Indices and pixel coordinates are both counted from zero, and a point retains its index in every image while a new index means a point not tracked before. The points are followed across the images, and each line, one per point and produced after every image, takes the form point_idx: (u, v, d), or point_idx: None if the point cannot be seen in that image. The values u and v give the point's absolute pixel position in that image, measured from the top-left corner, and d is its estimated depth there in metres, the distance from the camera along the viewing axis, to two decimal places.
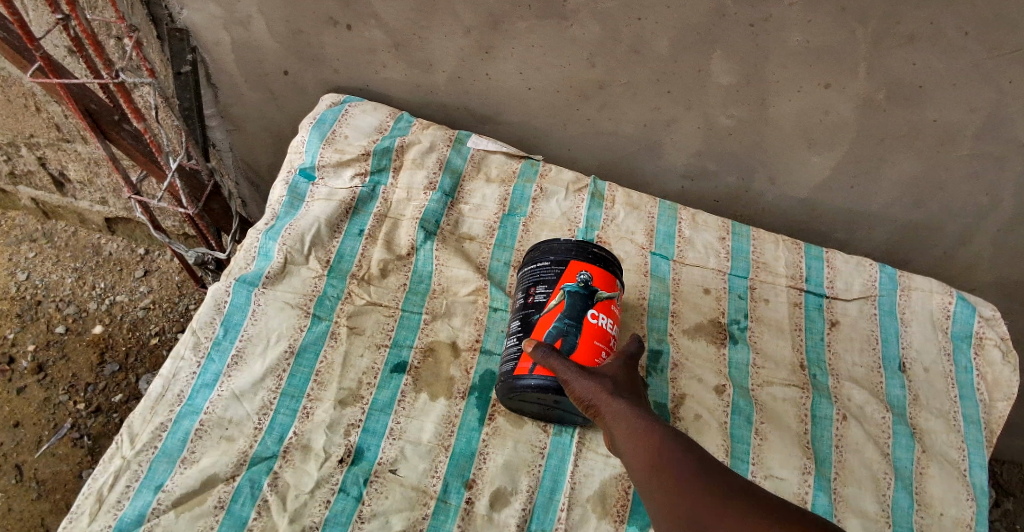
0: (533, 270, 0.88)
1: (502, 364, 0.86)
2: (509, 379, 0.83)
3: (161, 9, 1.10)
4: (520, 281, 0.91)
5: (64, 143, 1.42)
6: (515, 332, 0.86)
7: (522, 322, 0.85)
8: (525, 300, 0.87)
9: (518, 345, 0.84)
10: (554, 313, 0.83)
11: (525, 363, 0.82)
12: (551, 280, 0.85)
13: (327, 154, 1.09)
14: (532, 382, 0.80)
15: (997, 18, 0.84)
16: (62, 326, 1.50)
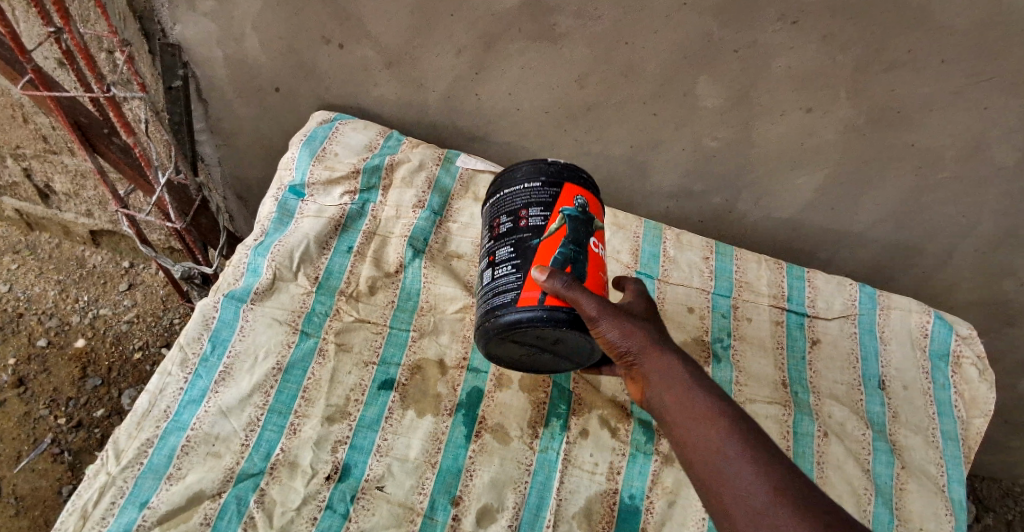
0: (519, 191, 0.79)
1: (492, 296, 0.77)
2: (509, 312, 0.74)
3: (154, 24, 1.11)
4: (498, 203, 0.81)
5: (50, 155, 1.41)
6: (505, 261, 0.77)
7: (516, 249, 0.76)
8: (515, 225, 0.78)
9: (516, 275, 0.75)
10: (558, 237, 0.75)
11: (531, 296, 0.73)
12: (547, 201, 0.77)
13: (318, 171, 1.09)
14: (544, 315, 0.72)
15: (972, 47, 0.87)
16: (44, 339, 1.49)
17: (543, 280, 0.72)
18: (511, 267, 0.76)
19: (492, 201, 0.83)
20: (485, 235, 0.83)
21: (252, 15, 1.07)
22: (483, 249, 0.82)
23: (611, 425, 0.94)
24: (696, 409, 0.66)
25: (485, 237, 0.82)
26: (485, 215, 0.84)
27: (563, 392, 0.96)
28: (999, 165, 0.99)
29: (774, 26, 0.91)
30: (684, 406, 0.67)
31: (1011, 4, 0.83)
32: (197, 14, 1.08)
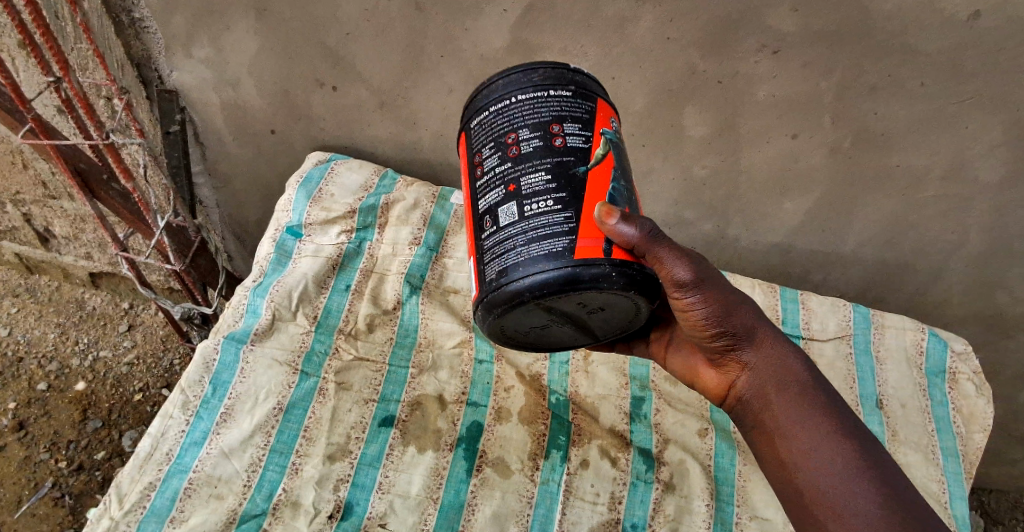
0: (544, 100, 0.63)
1: (530, 246, 0.59)
2: (565, 267, 0.58)
3: (151, 71, 1.14)
4: (510, 114, 0.63)
5: (49, 199, 1.43)
6: (541, 194, 0.60)
7: (556, 179, 0.60)
8: (547, 145, 0.61)
9: (563, 215, 0.59)
10: (606, 169, 0.62)
11: (590, 245, 0.59)
12: (585, 118, 0.63)
13: (315, 212, 1.12)
14: (613, 276, 0.59)
15: (951, 71, 0.88)
16: (44, 383, 1.49)
17: (614, 225, 0.60)
18: (554, 203, 0.60)
19: (494, 109, 0.65)
20: (487, 156, 0.64)
21: (247, 59, 1.09)
22: (487, 176, 0.64)
23: (611, 455, 0.95)
24: (808, 414, 0.67)
25: (486, 158, 0.64)
26: (481, 129, 0.65)
27: (562, 423, 0.97)
28: (984, 183, 1.00)
29: (756, 57, 0.93)
30: (795, 409, 0.68)
31: (985, 26, 0.83)
32: (192, 60, 1.11)
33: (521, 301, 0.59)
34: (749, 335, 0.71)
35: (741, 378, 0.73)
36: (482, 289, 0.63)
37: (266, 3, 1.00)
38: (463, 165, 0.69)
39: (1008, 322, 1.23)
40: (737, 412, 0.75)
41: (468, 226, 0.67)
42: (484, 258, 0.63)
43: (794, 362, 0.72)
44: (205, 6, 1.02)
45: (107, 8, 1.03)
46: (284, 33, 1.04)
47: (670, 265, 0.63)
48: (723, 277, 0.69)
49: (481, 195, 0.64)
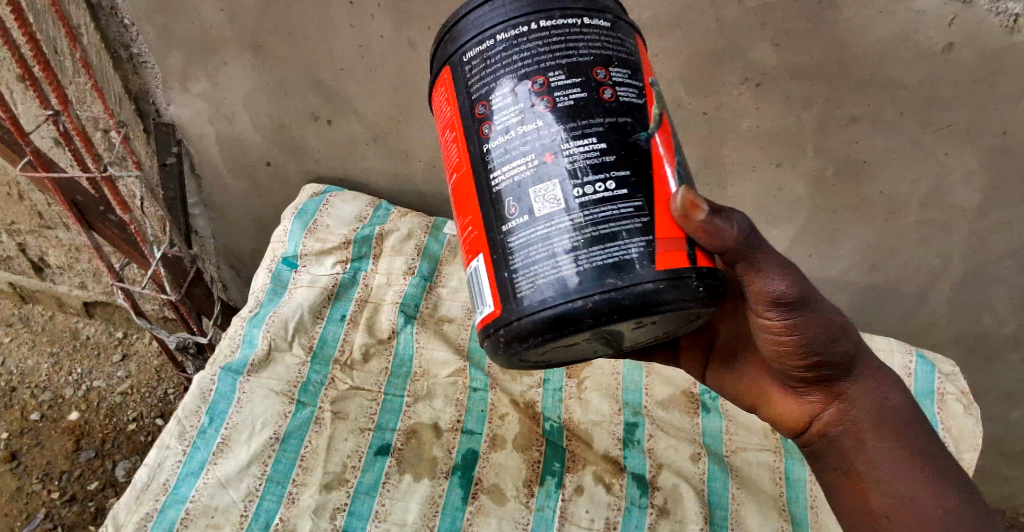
0: (581, 36, 0.54)
1: (589, 234, 0.49)
2: (643, 268, 0.49)
3: (148, 105, 1.16)
4: (538, 55, 0.53)
5: (45, 230, 1.44)
6: (598, 171, 0.50)
7: (616, 152, 0.51)
8: (595, 100, 0.52)
9: (632, 202, 0.51)
10: (664, 137, 0.55)
11: (670, 248, 0.50)
12: (627, 61, 0.55)
13: (310, 243, 1.14)
14: (700, 292, 0.51)
15: (928, 101, 0.90)
16: (37, 413, 1.49)
17: (704, 224, 0.53)
18: (618, 185, 0.51)
19: (513, 41, 0.54)
20: (507, 113, 0.53)
21: (242, 94, 1.11)
22: (511, 141, 0.52)
23: (606, 480, 0.96)
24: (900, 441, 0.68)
25: (505, 117, 0.53)
26: (492, 73, 0.54)
27: (557, 450, 0.98)
28: (965, 207, 1.01)
29: (739, 89, 0.96)
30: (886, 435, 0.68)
31: (959, 58, 0.85)
32: (189, 94, 1.13)
33: (581, 325, 0.49)
34: (846, 367, 0.69)
35: (829, 413, 0.71)
36: (512, 303, 0.51)
37: (261, 39, 1.03)
38: (456, 122, 0.56)
39: (995, 345, 1.23)
40: (819, 448, 0.73)
41: (476, 209, 0.54)
42: (515, 257, 0.51)
43: (894, 402, 0.70)
44: (202, 42, 1.05)
45: (106, 43, 1.07)
46: (279, 68, 1.06)
47: (767, 278, 0.61)
48: (826, 301, 0.66)
49: (502, 167, 0.53)
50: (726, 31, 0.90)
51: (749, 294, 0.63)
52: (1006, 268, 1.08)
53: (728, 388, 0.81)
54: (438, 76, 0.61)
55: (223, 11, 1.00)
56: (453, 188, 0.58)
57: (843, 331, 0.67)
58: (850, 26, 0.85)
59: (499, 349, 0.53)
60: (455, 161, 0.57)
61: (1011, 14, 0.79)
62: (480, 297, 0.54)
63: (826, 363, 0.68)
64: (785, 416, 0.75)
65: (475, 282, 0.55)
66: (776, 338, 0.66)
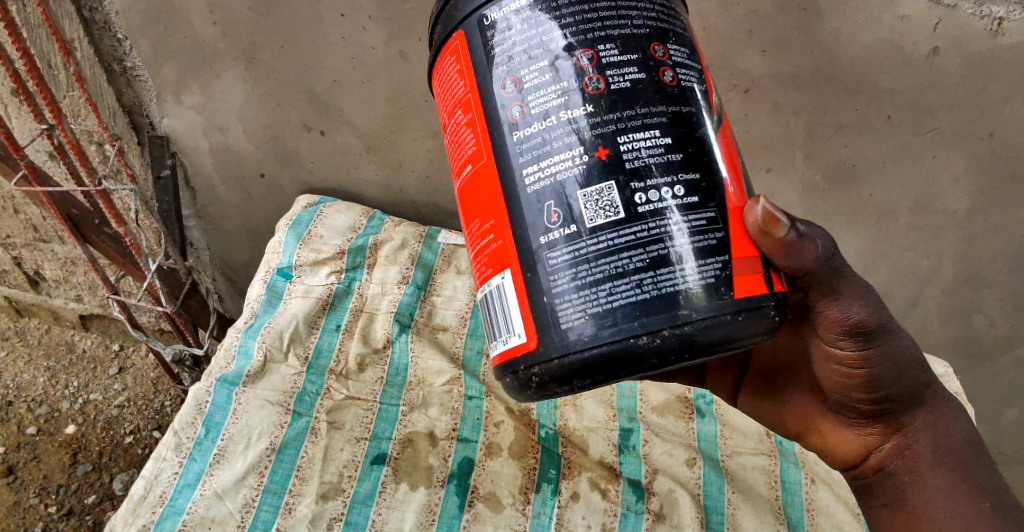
0: (632, 4, 0.51)
1: (659, 252, 0.46)
2: (721, 295, 0.47)
3: (142, 118, 1.17)
4: (586, 24, 0.49)
5: (40, 243, 1.44)
6: (665, 172, 0.48)
7: (682, 150, 0.49)
8: (654, 83, 0.49)
9: (703, 211, 0.48)
10: (721, 132, 0.53)
11: (748, 271, 0.49)
12: (679, 37, 0.52)
13: (304, 253, 1.14)
14: (774, 322, 0.50)
15: (915, 104, 0.91)
16: (34, 427, 1.49)
17: (780, 242, 0.51)
18: (687, 191, 0.48)
19: (558, 6, 0.50)
20: (550, 94, 0.49)
21: (236, 106, 1.12)
22: (557, 129, 0.48)
23: (601, 486, 0.96)
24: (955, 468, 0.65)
25: (548, 98, 0.49)
26: (532, 45, 0.50)
27: (552, 457, 0.98)
28: (954, 210, 1.02)
29: (728, 96, 0.96)
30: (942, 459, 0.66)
31: (945, 62, 0.86)
32: (183, 107, 1.14)
33: (647, 362, 0.46)
34: (914, 397, 0.66)
35: (886, 446, 0.68)
36: (559, 332, 0.47)
37: (254, 52, 1.04)
38: (479, 101, 0.52)
39: (988, 345, 1.22)
40: (874, 482, 0.70)
41: (508, 211, 0.50)
42: (564, 273, 0.47)
43: (957, 436, 0.67)
44: (196, 55, 1.06)
45: (100, 57, 1.07)
46: (272, 80, 1.07)
47: (844, 307, 0.59)
48: (901, 330, 0.63)
49: (545, 160, 0.48)
50: (714, 39, 0.91)
51: (821, 321, 0.61)
52: (999, 269, 1.09)
53: (770, 412, 0.78)
54: (446, 40, 0.55)
55: (216, 24, 1.01)
56: (469, 180, 0.53)
57: (915, 362, 0.64)
58: (835, 33, 0.86)
59: (532, 384, 0.50)
60: (471, 149, 0.52)
61: (994, 17, 0.80)
62: (510, 325, 0.51)
63: (892, 395, 0.65)
64: (837, 447, 0.72)
65: (502, 305, 0.51)
66: (844, 369, 0.63)
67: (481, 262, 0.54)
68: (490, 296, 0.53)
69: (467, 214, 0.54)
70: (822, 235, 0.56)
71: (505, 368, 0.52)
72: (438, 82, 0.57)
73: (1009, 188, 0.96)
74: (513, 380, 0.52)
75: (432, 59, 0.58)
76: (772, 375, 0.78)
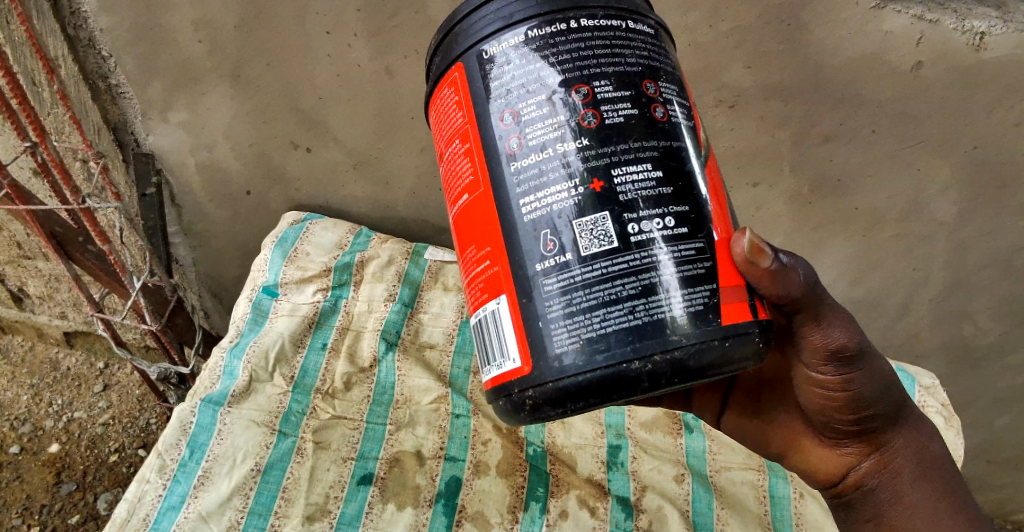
0: (626, 42, 0.51)
1: (652, 280, 0.46)
2: (709, 320, 0.47)
3: (128, 135, 1.16)
4: (582, 61, 0.49)
5: (24, 260, 1.43)
6: (655, 204, 0.48)
7: (672, 184, 0.49)
8: (646, 119, 0.49)
9: (692, 242, 0.48)
10: (708, 167, 0.53)
11: (735, 299, 0.49)
12: (670, 75, 0.53)
13: (290, 271, 1.14)
14: (759, 347, 0.50)
15: (900, 116, 0.92)
16: (17, 446, 1.47)
17: (766, 271, 0.52)
18: (677, 222, 0.48)
19: (553, 41, 0.50)
20: (547, 127, 0.49)
21: (223, 123, 1.12)
22: (553, 161, 0.48)
23: (590, 504, 0.96)
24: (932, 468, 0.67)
25: (544, 131, 0.49)
26: (529, 79, 0.50)
27: (540, 475, 0.98)
28: (941, 220, 1.02)
29: (713, 111, 0.97)
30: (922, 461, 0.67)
31: (929, 75, 0.86)
32: (169, 124, 1.13)
33: (638, 386, 0.46)
34: (893, 416, 0.67)
35: (867, 464, 0.68)
36: (552, 358, 0.47)
37: (240, 70, 1.04)
38: (477, 132, 0.51)
39: (977, 356, 1.22)
40: (856, 500, 0.70)
41: (503, 238, 0.50)
42: (558, 299, 0.47)
43: (934, 451, 0.68)
44: (182, 73, 1.05)
45: (85, 74, 1.07)
46: (258, 98, 1.07)
47: (827, 331, 0.60)
48: (880, 352, 0.64)
49: (540, 191, 0.48)
50: (700, 55, 0.91)
51: (804, 345, 0.62)
52: (985, 280, 1.09)
53: (755, 433, 0.78)
54: (445, 71, 0.55)
55: (202, 42, 1.01)
56: (466, 209, 0.53)
57: (893, 383, 0.65)
58: (820, 47, 0.87)
59: (526, 408, 0.49)
60: (469, 178, 0.52)
61: (976, 32, 0.81)
62: (504, 350, 0.50)
63: (874, 415, 0.65)
64: (819, 466, 0.72)
65: (497, 330, 0.51)
66: (826, 392, 0.64)
67: (475, 287, 0.53)
68: (485, 320, 0.52)
69: (462, 241, 0.54)
70: (805, 265, 0.57)
71: (499, 391, 0.52)
72: (435, 113, 0.57)
73: (994, 197, 0.97)
74: (506, 403, 0.51)
75: (431, 90, 0.58)
76: (758, 392, 0.77)
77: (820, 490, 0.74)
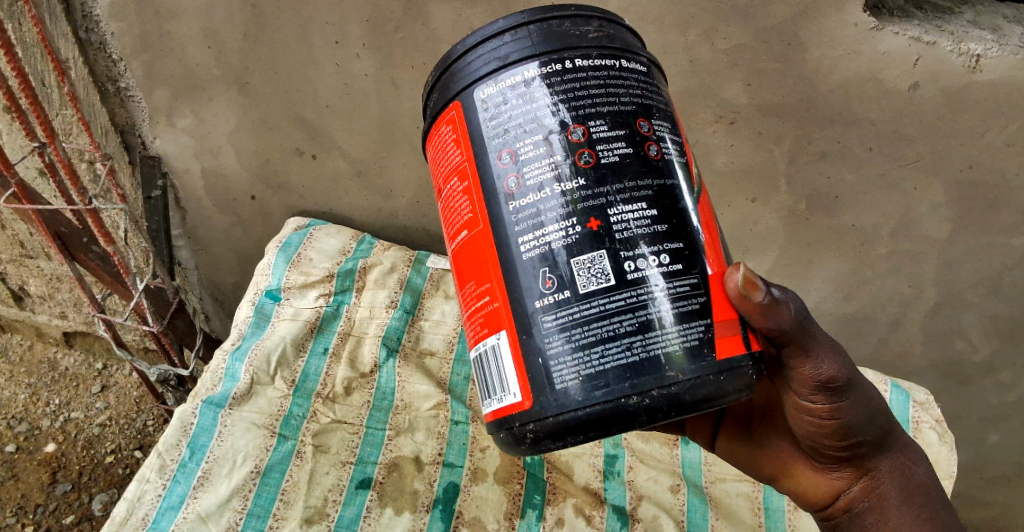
0: (620, 81, 0.53)
1: (648, 318, 0.48)
2: (705, 355, 0.49)
3: (134, 138, 1.17)
4: (577, 101, 0.51)
5: (26, 260, 1.44)
6: (651, 242, 0.49)
7: (667, 221, 0.50)
8: (641, 158, 0.51)
9: (686, 278, 0.50)
10: (701, 202, 0.55)
11: (728, 332, 0.51)
12: (662, 112, 0.55)
13: (293, 276, 1.15)
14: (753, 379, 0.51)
15: (895, 135, 0.93)
16: (13, 445, 1.47)
17: (758, 305, 0.53)
18: (672, 259, 0.50)
19: (550, 81, 0.51)
20: (544, 167, 0.50)
21: (228, 129, 1.13)
22: (551, 200, 0.50)
23: (586, 513, 0.97)
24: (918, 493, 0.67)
25: (541, 171, 0.50)
26: (527, 119, 0.51)
27: (537, 482, 0.99)
28: (934, 239, 1.04)
29: (712, 127, 0.99)
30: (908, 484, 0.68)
31: (923, 96, 0.89)
32: (175, 128, 1.15)
33: (636, 420, 0.48)
34: (880, 442, 0.68)
35: (856, 488, 0.69)
36: (553, 392, 0.48)
37: (247, 77, 1.05)
38: (476, 170, 0.53)
39: (968, 373, 1.23)
40: (844, 523, 0.71)
41: (503, 275, 0.51)
42: (557, 336, 0.49)
43: (920, 477, 0.69)
44: (190, 78, 1.07)
45: (94, 77, 1.08)
46: (264, 105, 1.08)
47: (817, 363, 0.62)
48: (868, 381, 0.66)
49: (538, 230, 0.50)
50: (699, 73, 0.93)
51: (795, 376, 0.63)
52: (977, 297, 1.10)
53: (748, 459, 0.79)
54: (442, 109, 0.57)
55: (211, 49, 1.03)
56: (465, 244, 0.54)
57: (880, 410, 0.67)
58: (817, 66, 0.89)
59: (526, 441, 0.51)
60: (468, 214, 0.54)
61: (972, 54, 0.84)
62: (506, 384, 0.51)
63: (862, 441, 0.67)
64: (810, 490, 0.73)
65: (497, 365, 0.52)
66: (816, 419, 0.66)
67: (475, 321, 0.54)
68: (485, 354, 0.53)
69: (461, 276, 0.55)
70: (795, 298, 0.58)
71: (500, 424, 0.53)
72: (433, 150, 0.58)
73: (987, 216, 0.99)
74: (507, 436, 0.52)
75: (428, 127, 0.59)
76: (748, 418, 0.79)
77: (811, 513, 0.76)
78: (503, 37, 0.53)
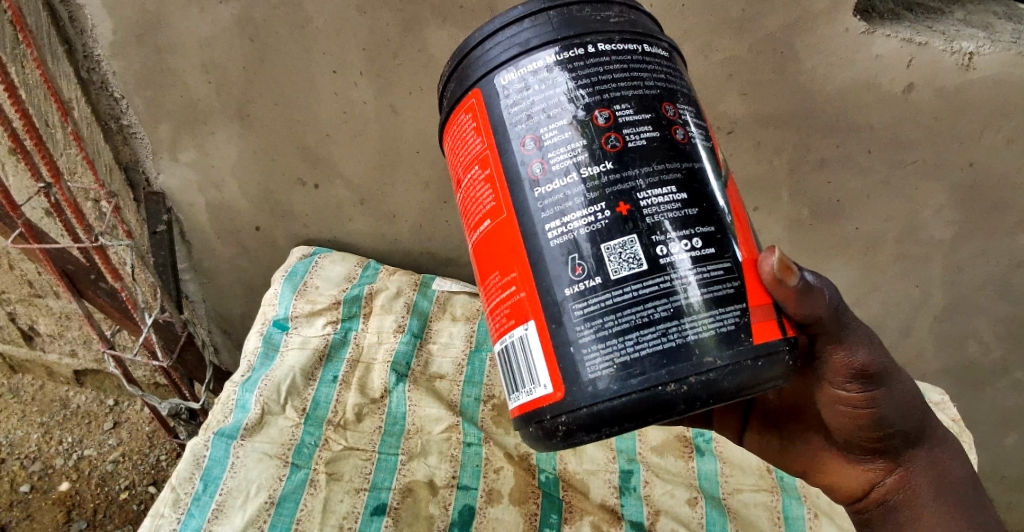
0: (643, 65, 0.53)
1: (687, 300, 0.48)
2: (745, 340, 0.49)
3: (138, 174, 1.19)
4: (601, 85, 0.51)
5: (35, 298, 1.45)
6: (681, 225, 0.49)
7: (697, 205, 0.51)
8: (667, 141, 0.51)
9: (719, 262, 0.50)
10: (729, 187, 0.55)
11: (763, 318, 0.51)
12: (686, 96, 0.55)
13: (300, 304, 1.16)
14: (789, 366, 0.51)
15: (894, 139, 0.93)
16: (27, 484, 1.47)
17: (794, 291, 0.53)
18: (704, 242, 0.50)
19: (574, 64, 0.52)
20: (570, 151, 0.50)
21: (231, 162, 1.14)
22: (575, 186, 0.50)
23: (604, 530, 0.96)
24: (949, 485, 0.67)
25: (565, 156, 0.50)
26: (550, 104, 0.51)
27: (553, 501, 0.98)
28: (940, 240, 1.03)
29: None
30: (939, 478, 0.67)
31: (919, 98, 0.89)
32: (178, 163, 1.16)
33: (674, 409, 0.47)
34: (915, 435, 0.67)
35: (890, 481, 0.68)
36: (586, 383, 0.48)
37: (248, 110, 1.06)
38: (497, 159, 0.53)
39: (982, 373, 1.22)
40: (876, 516, 0.70)
41: (532, 265, 0.51)
42: (588, 325, 0.49)
43: (954, 472, 0.67)
44: (191, 113, 1.08)
45: (96, 116, 1.10)
46: (265, 137, 1.10)
47: (851, 349, 0.61)
48: (903, 372, 0.65)
49: (564, 215, 0.50)
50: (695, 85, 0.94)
51: (829, 365, 0.63)
52: (988, 297, 1.09)
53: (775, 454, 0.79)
54: (461, 97, 0.57)
55: (211, 82, 1.04)
56: (487, 234, 0.54)
57: (916, 402, 0.66)
58: (812, 74, 0.89)
59: (558, 434, 0.50)
60: (490, 204, 0.54)
61: (965, 52, 0.84)
62: (535, 377, 0.51)
63: (896, 433, 0.66)
64: (842, 484, 0.72)
65: (526, 356, 0.52)
66: (849, 409, 0.65)
67: (500, 313, 0.54)
68: (512, 346, 0.53)
69: (484, 269, 0.55)
70: (830, 286, 0.58)
71: (529, 418, 0.53)
72: (451, 139, 0.59)
73: (992, 214, 0.98)
74: (537, 430, 0.52)
75: (445, 117, 0.60)
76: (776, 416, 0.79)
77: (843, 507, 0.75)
78: (522, 23, 0.54)
